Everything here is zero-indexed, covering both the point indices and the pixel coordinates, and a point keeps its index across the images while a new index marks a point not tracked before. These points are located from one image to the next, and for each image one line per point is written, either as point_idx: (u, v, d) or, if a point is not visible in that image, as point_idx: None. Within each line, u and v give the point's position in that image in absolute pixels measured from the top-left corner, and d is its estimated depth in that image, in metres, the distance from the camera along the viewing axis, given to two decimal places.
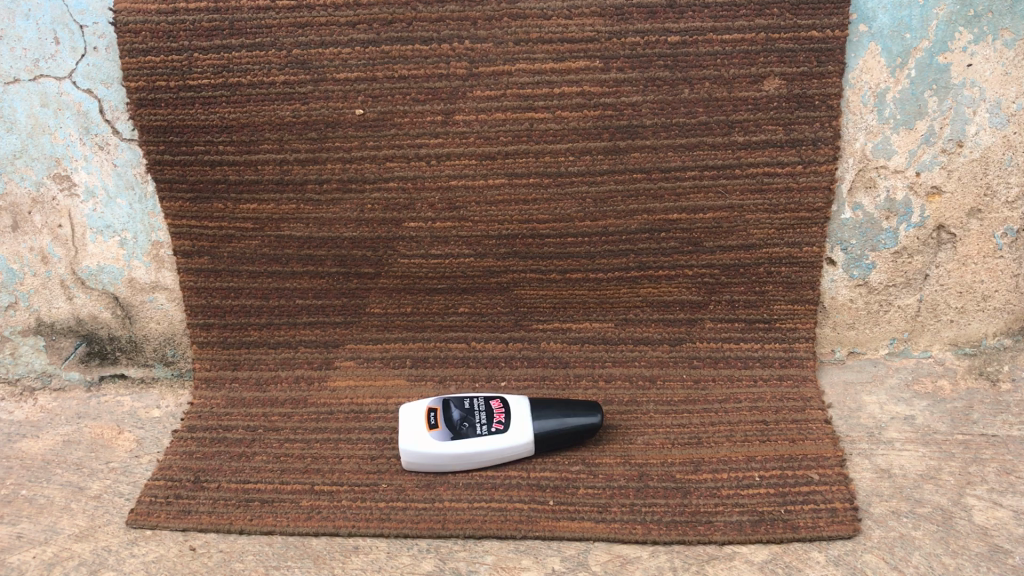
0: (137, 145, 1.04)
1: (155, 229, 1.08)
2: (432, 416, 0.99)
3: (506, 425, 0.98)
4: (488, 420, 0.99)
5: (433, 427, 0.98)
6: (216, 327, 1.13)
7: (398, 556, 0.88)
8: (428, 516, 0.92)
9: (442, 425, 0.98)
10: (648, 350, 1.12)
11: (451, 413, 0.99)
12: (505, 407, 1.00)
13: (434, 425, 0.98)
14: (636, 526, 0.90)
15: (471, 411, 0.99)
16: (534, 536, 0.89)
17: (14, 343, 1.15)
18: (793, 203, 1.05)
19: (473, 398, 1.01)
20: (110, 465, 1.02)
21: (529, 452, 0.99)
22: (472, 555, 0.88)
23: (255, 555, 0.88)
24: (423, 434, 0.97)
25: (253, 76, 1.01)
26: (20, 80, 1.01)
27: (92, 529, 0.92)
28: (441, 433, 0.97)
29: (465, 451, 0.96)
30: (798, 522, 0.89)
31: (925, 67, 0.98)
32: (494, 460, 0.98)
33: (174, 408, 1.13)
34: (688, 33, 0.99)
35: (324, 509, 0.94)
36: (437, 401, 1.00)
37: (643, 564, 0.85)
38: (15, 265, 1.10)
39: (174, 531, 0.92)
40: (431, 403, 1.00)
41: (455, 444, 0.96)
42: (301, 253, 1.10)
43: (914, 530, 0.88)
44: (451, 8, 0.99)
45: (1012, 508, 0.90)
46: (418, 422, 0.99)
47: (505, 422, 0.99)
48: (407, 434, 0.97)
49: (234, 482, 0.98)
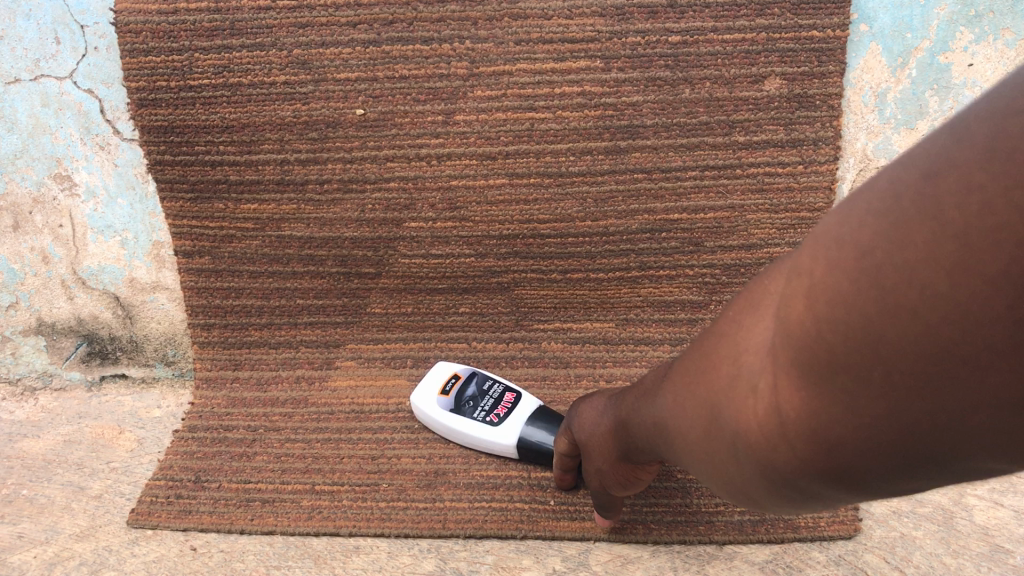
0: (138, 146, 1.04)
1: (155, 229, 1.08)
2: (450, 382, 1.05)
3: (499, 422, 0.99)
4: (490, 408, 1.01)
5: (445, 392, 1.04)
6: (216, 327, 1.11)
7: (398, 556, 0.91)
8: (428, 516, 0.95)
9: (452, 393, 1.04)
10: (648, 351, 1.09)
11: (466, 387, 1.04)
12: (510, 405, 1.01)
13: (447, 391, 1.04)
14: (637, 526, 0.92)
15: (484, 392, 1.03)
16: (534, 536, 0.92)
17: (14, 344, 1.12)
18: (794, 203, 1.04)
19: (495, 382, 1.04)
20: (110, 465, 1.02)
21: (512, 454, 0.99)
22: (472, 555, 0.90)
23: (255, 555, 0.91)
24: (434, 395, 1.04)
25: (253, 76, 1.02)
26: (20, 80, 1.01)
27: (92, 529, 0.94)
28: (447, 401, 1.03)
29: (454, 427, 1.01)
30: (798, 522, 0.92)
31: (926, 66, 1.00)
32: (478, 447, 1.01)
33: (174, 408, 1.11)
34: (687, 33, 1.00)
35: (325, 509, 0.96)
36: (465, 371, 1.06)
37: (643, 564, 0.89)
38: (15, 265, 1.09)
39: (174, 531, 0.94)
40: (459, 371, 1.06)
41: (450, 416, 1.02)
42: (302, 254, 1.09)
43: (915, 530, 0.91)
44: (451, 8, 1.00)
45: (1013, 508, 0.92)
46: (437, 383, 1.05)
47: (502, 418, 1.00)
48: (421, 390, 1.05)
49: (234, 481, 1.00)
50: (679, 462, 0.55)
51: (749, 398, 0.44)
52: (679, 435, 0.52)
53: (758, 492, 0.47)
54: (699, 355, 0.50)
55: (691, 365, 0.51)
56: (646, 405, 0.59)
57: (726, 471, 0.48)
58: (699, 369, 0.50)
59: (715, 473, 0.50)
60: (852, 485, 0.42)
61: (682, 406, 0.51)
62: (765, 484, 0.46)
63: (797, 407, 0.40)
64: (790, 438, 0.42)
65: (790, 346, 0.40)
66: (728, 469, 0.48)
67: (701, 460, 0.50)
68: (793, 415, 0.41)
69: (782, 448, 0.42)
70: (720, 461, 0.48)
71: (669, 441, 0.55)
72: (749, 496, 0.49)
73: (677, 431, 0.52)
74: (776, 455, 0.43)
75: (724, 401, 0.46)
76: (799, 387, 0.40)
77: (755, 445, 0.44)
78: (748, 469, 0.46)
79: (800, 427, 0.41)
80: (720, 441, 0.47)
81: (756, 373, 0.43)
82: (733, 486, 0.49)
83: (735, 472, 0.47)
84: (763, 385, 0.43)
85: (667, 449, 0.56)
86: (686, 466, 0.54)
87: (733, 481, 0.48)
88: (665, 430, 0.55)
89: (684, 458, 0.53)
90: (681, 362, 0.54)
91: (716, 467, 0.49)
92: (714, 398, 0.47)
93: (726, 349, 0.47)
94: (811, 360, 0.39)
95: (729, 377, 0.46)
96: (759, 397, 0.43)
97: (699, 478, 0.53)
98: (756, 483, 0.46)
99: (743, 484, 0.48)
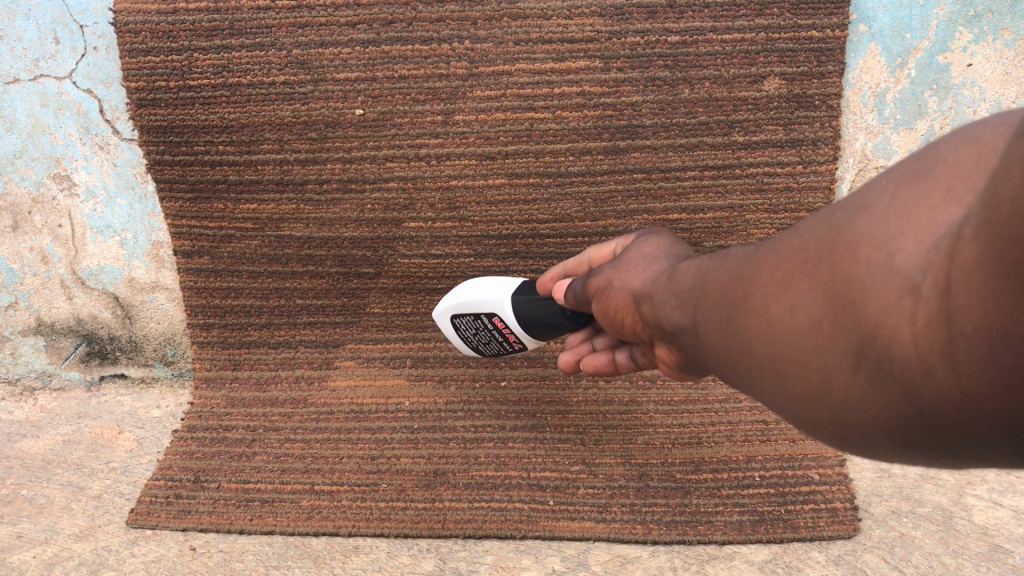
0: (138, 145, 1.03)
1: (155, 229, 1.07)
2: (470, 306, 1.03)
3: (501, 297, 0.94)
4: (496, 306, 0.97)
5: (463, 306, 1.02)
6: (216, 327, 1.11)
7: (398, 556, 0.94)
8: (428, 516, 0.98)
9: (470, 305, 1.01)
10: None
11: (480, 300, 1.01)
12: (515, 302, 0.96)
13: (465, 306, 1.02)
14: (636, 526, 0.96)
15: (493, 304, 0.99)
16: (534, 536, 0.96)
17: (14, 344, 1.12)
18: (793, 203, 1.04)
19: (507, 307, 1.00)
20: (110, 466, 1.05)
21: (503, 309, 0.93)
22: (472, 555, 0.94)
23: (255, 555, 0.95)
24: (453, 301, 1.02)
25: (253, 76, 1.02)
26: (20, 80, 1.00)
27: (92, 529, 0.97)
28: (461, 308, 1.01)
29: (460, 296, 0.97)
30: (798, 522, 0.96)
31: (925, 66, 0.99)
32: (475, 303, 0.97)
33: (174, 408, 1.12)
34: (687, 33, 1.00)
35: (324, 509, 0.99)
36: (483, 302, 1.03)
37: (643, 564, 0.93)
38: (15, 265, 1.08)
39: (174, 531, 0.98)
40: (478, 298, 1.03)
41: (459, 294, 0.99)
42: (301, 254, 1.09)
43: (915, 529, 0.96)
44: (451, 8, 1.00)
45: (1012, 508, 0.97)
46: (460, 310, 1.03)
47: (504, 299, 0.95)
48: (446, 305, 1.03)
49: (234, 481, 1.02)
50: (750, 365, 0.53)
51: (908, 299, 0.43)
52: (777, 329, 0.51)
53: (860, 406, 0.48)
54: (829, 249, 0.49)
55: (816, 256, 0.50)
56: (717, 285, 0.58)
57: (832, 377, 0.48)
58: (831, 261, 0.49)
59: (813, 386, 0.49)
60: (964, 417, 0.44)
61: (799, 296, 0.50)
62: (877, 399, 0.46)
63: (973, 316, 0.39)
64: (951, 347, 0.41)
65: (979, 239, 0.38)
66: (842, 376, 0.47)
67: (799, 360, 0.50)
68: (965, 327, 0.40)
69: (930, 366, 0.43)
70: (837, 367, 0.48)
71: (751, 339, 0.52)
72: (846, 412, 0.49)
73: (776, 328, 0.51)
74: (919, 372, 0.43)
75: (871, 297, 0.45)
76: (978, 285, 0.38)
77: (901, 356, 0.44)
78: (872, 381, 0.46)
79: (970, 339, 0.40)
80: (851, 343, 0.46)
81: (924, 271, 0.43)
82: (833, 396, 0.49)
83: (854, 378, 0.47)
84: (930, 290, 0.42)
85: (736, 349, 0.54)
86: (767, 372, 0.52)
87: (841, 390, 0.48)
88: (749, 321, 0.53)
89: (773, 360, 0.51)
90: (796, 247, 0.52)
91: (818, 368, 0.49)
92: (857, 292, 0.46)
93: (884, 243, 0.46)
94: (998, 254, 0.37)
95: (882, 273, 0.45)
96: (925, 300, 0.42)
97: (781, 386, 0.52)
98: (870, 396, 0.47)
99: (852, 397, 0.48)
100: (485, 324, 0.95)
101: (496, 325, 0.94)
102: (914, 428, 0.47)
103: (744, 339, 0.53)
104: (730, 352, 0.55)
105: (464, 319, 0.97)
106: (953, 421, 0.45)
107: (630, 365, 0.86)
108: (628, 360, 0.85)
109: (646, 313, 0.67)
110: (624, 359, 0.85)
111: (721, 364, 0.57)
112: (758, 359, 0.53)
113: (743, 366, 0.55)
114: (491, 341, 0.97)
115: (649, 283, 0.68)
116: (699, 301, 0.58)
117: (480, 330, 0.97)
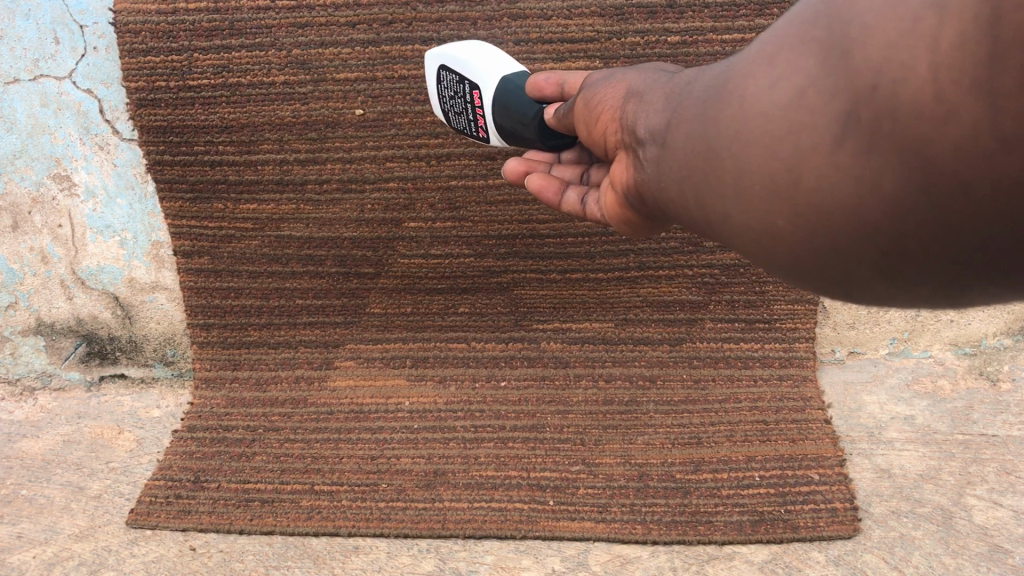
0: (137, 145, 1.03)
1: (155, 228, 1.07)
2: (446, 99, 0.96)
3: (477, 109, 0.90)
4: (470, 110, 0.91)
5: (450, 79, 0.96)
6: (216, 327, 1.11)
7: (398, 556, 0.97)
8: (428, 516, 0.99)
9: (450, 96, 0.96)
10: (648, 350, 1.09)
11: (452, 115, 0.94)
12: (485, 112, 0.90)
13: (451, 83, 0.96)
14: (636, 526, 0.97)
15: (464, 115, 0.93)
16: (534, 536, 0.97)
17: (14, 343, 1.12)
18: None
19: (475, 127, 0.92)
20: (110, 466, 1.06)
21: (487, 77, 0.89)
22: (472, 555, 0.97)
23: (255, 555, 0.97)
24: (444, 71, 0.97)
25: (253, 76, 1.02)
26: (20, 80, 1.00)
27: (92, 529, 1.00)
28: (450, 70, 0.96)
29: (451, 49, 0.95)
30: (798, 522, 0.97)
31: None
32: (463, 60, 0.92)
33: (173, 408, 1.12)
34: (687, 33, 1.00)
35: (324, 509, 1.00)
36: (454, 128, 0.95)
37: (643, 564, 0.95)
38: (15, 265, 1.08)
39: (174, 531, 1.00)
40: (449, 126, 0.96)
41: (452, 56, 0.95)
42: (301, 254, 1.09)
43: (915, 529, 0.97)
44: (451, 8, 1.00)
45: (1012, 508, 0.98)
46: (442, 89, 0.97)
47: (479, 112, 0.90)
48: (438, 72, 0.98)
49: (234, 482, 1.03)
50: (718, 159, 0.49)
51: (929, 19, 0.41)
52: (758, 106, 0.47)
53: (834, 198, 0.44)
54: (829, 4, 0.46)
55: (814, 16, 0.47)
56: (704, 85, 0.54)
57: (808, 159, 0.45)
58: (831, 14, 0.46)
59: (784, 172, 0.46)
60: (967, 197, 0.41)
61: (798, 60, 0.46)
62: (861, 177, 0.43)
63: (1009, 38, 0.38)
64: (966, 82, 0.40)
65: None
66: (827, 150, 0.44)
67: (777, 141, 0.46)
68: (1000, 43, 0.39)
69: (949, 111, 0.40)
70: (823, 133, 0.44)
71: (731, 120, 0.49)
72: (815, 202, 0.45)
73: (759, 102, 0.47)
74: (936, 115, 0.41)
75: (875, 36, 0.43)
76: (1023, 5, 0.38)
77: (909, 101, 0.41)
78: (858, 155, 0.43)
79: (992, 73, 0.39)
80: (846, 99, 0.43)
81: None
82: (805, 187, 0.45)
83: (836, 151, 0.44)
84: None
85: (707, 143, 0.50)
86: (730, 170, 0.49)
87: (821, 169, 0.44)
88: (730, 104, 0.49)
89: (746, 145, 0.48)
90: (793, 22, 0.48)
91: (798, 145, 0.45)
92: (857, 41, 0.43)
93: None
94: None
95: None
96: (953, 15, 0.40)
97: (745, 185, 0.48)
98: (855, 169, 0.43)
99: (831, 174, 0.44)
100: (465, 90, 0.90)
101: (475, 102, 0.89)
102: (901, 222, 0.43)
103: (719, 127, 0.49)
104: (699, 149, 0.51)
105: (449, 75, 0.92)
106: (956, 204, 0.42)
107: (574, 208, 0.79)
108: (578, 201, 0.79)
109: (630, 112, 0.62)
110: (573, 198, 0.79)
111: (684, 177, 0.53)
112: (726, 151, 0.49)
113: (703, 171, 0.51)
114: (463, 113, 0.91)
115: (646, 83, 0.63)
116: (681, 105, 0.55)
117: (457, 97, 0.91)
